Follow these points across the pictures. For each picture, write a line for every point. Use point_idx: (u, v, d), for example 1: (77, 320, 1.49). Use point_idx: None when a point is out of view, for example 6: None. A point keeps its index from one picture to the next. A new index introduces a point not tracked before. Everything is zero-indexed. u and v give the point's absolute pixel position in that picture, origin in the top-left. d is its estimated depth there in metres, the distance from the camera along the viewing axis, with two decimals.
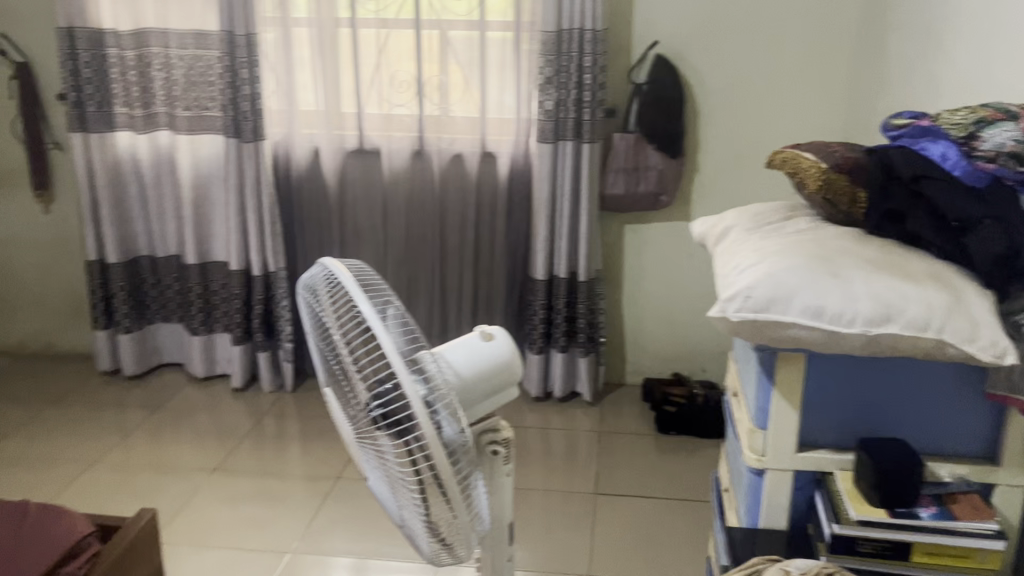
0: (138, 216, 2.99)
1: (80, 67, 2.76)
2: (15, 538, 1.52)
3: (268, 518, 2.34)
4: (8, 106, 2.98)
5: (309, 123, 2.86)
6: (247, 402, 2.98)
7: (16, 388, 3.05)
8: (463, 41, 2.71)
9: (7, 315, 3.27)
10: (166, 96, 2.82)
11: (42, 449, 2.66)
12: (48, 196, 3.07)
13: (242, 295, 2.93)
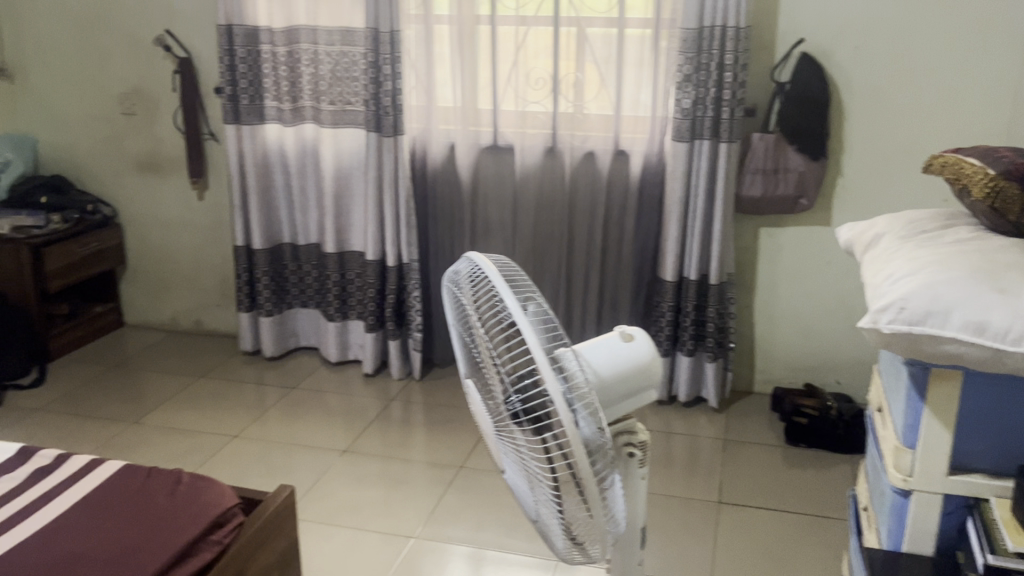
0: (283, 205, 3.13)
1: (236, 63, 2.92)
2: (170, 502, 1.63)
3: (393, 501, 2.41)
4: (171, 98, 3.18)
5: (446, 119, 2.92)
6: (377, 388, 3.08)
7: (168, 362, 3.25)
8: (601, 38, 2.70)
9: (162, 293, 3.50)
10: (313, 91, 2.94)
11: (189, 420, 2.83)
12: (203, 183, 3.26)
13: (376, 284, 3.03)
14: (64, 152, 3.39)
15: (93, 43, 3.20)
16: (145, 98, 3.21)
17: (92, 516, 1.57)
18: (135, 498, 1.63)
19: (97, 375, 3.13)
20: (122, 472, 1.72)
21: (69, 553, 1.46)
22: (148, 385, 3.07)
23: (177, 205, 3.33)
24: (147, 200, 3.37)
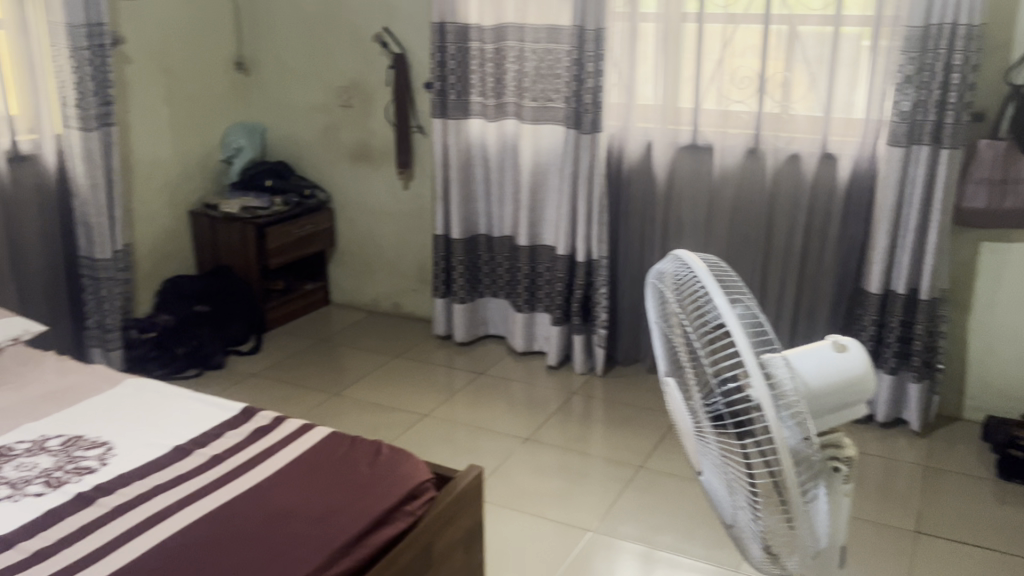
0: (481, 198, 3.24)
1: (447, 59, 3.05)
2: (370, 471, 1.74)
3: (571, 494, 2.45)
4: (384, 93, 3.38)
5: (645, 117, 2.90)
6: (560, 381, 3.13)
7: (366, 341, 3.46)
8: (814, 37, 2.59)
9: (365, 276, 3.73)
10: (517, 88, 3.02)
11: (384, 397, 3.00)
12: (408, 174, 3.44)
13: (565, 279, 3.07)
14: (287, 140, 3.68)
15: (319, 41, 3.45)
16: (362, 92, 3.43)
17: (302, 477, 1.70)
18: (339, 463, 1.75)
19: (305, 348, 3.39)
20: (329, 439, 1.85)
21: (281, 509, 1.59)
22: (348, 361, 3.28)
23: (383, 193, 3.53)
24: (357, 188, 3.59)
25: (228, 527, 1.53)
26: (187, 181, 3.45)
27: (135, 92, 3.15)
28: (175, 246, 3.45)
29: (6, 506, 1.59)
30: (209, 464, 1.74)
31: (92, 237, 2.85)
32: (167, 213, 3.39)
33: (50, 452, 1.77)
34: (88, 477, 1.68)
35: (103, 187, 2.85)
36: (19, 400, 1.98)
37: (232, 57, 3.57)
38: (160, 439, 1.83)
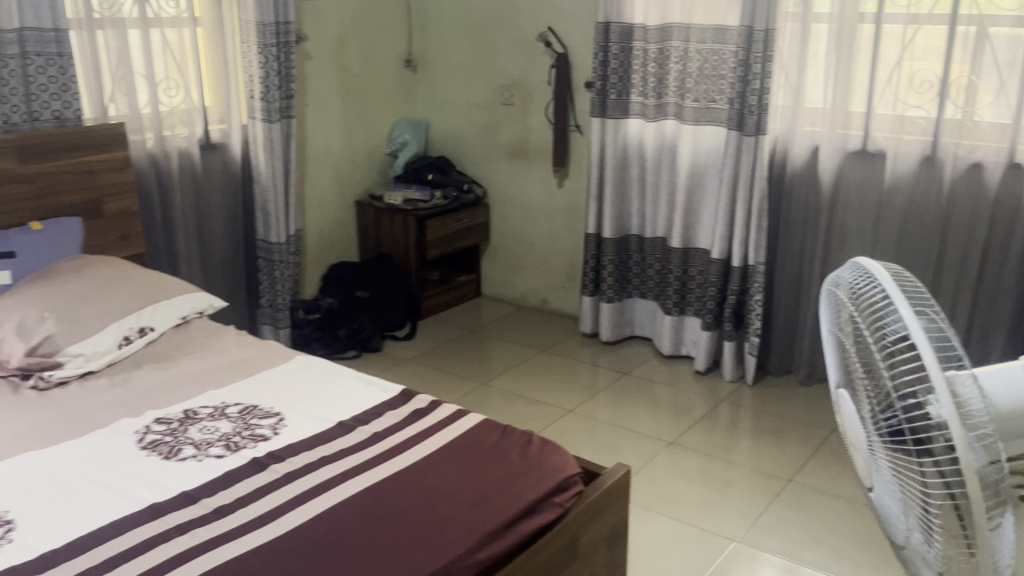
0: (635, 198, 3.23)
1: (610, 59, 3.06)
2: (521, 460, 1.77)
3: (715, 501, 2.41)
4: (545, 91, 3.43)
5: (813, 120, 2.80)
6: (707, 386, 3.07)
7: (514, 334, 3.53)
8: (1006, 40, 2.43)
9: (516, 270, 3.80)
10: (679, 88, 2.99)
11: (529, 389, 3.05)
12: (564, 172, 3.47)
13: (718, 283, 3.01)
14: (449, 136, 3.80)
15: (484, 39, 3.54)
16: (523, 90, 3.49)
17: (455, 462, 1.76)
18: (492, 451, 1.80)
19: (454, 338, 3.49)
20: (482, 426, 1.91)
21: (436, 489, 1.65)
22: (496, 353, 3.36)
23: (538, 190, 3.59)
24: (513, 185, 3.66)
25: (387, 502, 1.60)
26: (354, 173, 3.63)
27: (313, 87, 3.35)
28: (341, 233, 3.64)
29: (192, 464, 1.73)
30: (371, 440, 1.83)
31: (269, 221, 3.07)
32: (334, 203, 3.58)
33: (230, 418, 1.92)
34: (262, 444, 1.81)
35: (281, 175, 3.06)
36: (204, 369, 2.15)
37: (403, 55, 3.73)
38: (327, 414, 1.95)
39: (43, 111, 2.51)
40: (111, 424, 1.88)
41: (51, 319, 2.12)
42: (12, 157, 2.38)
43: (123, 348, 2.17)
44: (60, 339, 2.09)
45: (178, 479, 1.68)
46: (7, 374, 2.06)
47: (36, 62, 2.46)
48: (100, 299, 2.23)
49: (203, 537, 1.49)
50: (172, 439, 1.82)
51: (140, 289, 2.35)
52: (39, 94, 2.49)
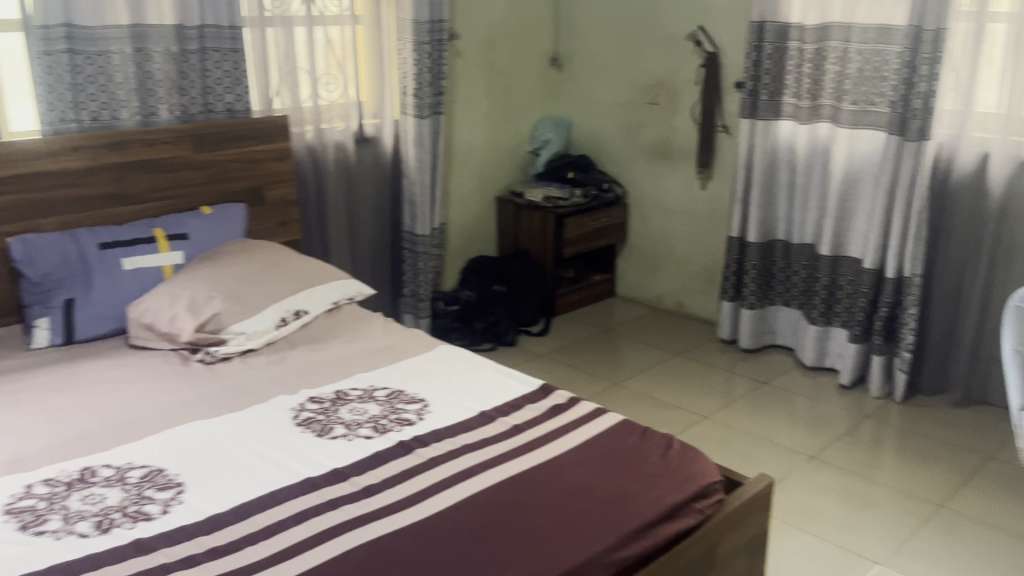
0: (783, 202, 3.13)
1: (763, 59, 2.98)
2: (660, 463, 1.75)
3: (859, 521, 2.31)
4: (692, 91, 3.37)
5: (984, 126, 2.64)
6: (851, 401, 2.95)
7: (648, 336, 3.50)
8: None
9: (653, 272, 3.76)
10: (836, 90, 2.88)
11: (663, 393, 3.02)
12: (708, 173, 3.41)
13: (869, 295, 2.88)
14: (591, 134, 3.81)
15: (632, 38, 3.52)
16: (670, 90, 3.45)
17: (595, 459, 1.76)
18: (632, 451, 1.79)
19: (588, 336, 3.49)
20: (621, 427, 1.90)
21: (576, 485, 1.66)
22: (629, 354, 3.34)
23: (679, 192, 3.54)
24: (654, 185, 3.63)
25: (527, 494, 1.62)
26: (496, 169, 3.69)
27: (462, 84, 3.44)
28: (481, 228, 3.71)
29: (343, 443, 1.81)
30: (512, 432, 1.86)
31: (416, 214, 3.18)
32: (476, 197, 3.65)
33: (378, 401, 1.99)
34: (408, 428, 1.87)
35: (428, 170, 3.16)
36: (353, 353, 2.24)
37: (548, 53, 3.76)
38: (469, 403, 1.99)
39: (217, 103, 2.68)
40: (268, 400, 1.98)
41: (218, 298, 2.26)
42: (188, 145, 2.58)
43: (280, 329, 2.30)
44: (225, 317, 2.22)
45: (330, 456, 1.75)
46: (177, 347, 2.22)
47: (213, 57, 2.63)
48: (261, 282, 2.36)
49: (354, 513, 1.55)
50: (324, 417, 1.91)
51: (297, 273, 2.47)
52: (214, 87, 2.66)
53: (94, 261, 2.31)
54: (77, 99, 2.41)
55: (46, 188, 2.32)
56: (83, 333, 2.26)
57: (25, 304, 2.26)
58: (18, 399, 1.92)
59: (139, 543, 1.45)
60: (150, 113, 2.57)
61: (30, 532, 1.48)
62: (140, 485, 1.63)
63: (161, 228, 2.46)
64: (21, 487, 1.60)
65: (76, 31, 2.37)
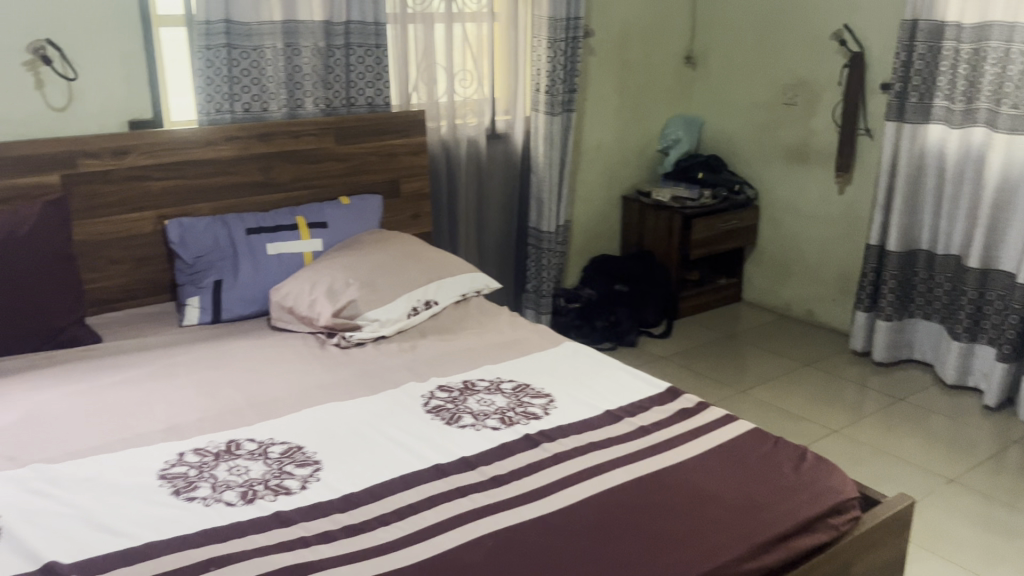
0: (928, 210, 2.98)
1: (914, 59, 2.85)
2: (793, 475, 1.70)
3: (1003, 551, 2.17)
4: (834, 92, 3.25)
5: None
6: (996, 424, 2.78)
7: (775, 344, 3.40)
8: None
9: (782, 278, 3.65)
10: (994, 92, 2.69)
11: (790, 403, 2.93)
12: (847, 177, 3.28)
13: (1021, 312, 2.70)
14: (722, 135, 3.73)
15: (772, 38, 3.43)
16: (809, 90, 3.34)
17: (725, 465, 1.72)
18: (764, 460, 1.74)
19: (712, 341, 3.43)
20: (752, 435, 1.85)
21: (705, 490, 1.63)
22: (754, 360, 3.26)
23: (814, 196, 3.42)
24: (788, 188, 3.52)
25: (654, 495, 1.60)
26: (624, 168, 3.68)
27: (593, 81, 3.44)
28: (605, 226, 3.71)
29: (471, 432, 1.84)
30: (638, 433, 1.84)
31: (542, 210, 3.22)
32: (602, 195, 3.65)
33: (504, 393, 2.01)
34: (534, 422, 1.88)
35: (557, 167, 3.20)
36: (480, 345, 2.28)
37: (683, 52, 3.70)
38: (594, 401, 1.99)
39: (359, 97, 2.78)
40: (399, 386, 2.04)
41: (355, 285, 2.34)
42: (331, 137, 2.68)
43: (411, 318, 2.36)
44: (361, 304, 2.30)
45: (459, 444, 1.78)
46: (315, 330, 2.31)
47: (357, 52, 2.72)
48: (394, 271, 2.43)
49: (482, 502, 1.57)
50: (453, 406, 1.94)
51: (428, 264, 2.53)
52: (357, 81, 2.76)
53: (241, 246, 2.44)
54: (232, 91, 2.54)
55: (202, 174, 2.48)
56: (229, 313, 2.39)
57: (179, 284, 2.42)
58: (170, 372, 2.05)
59: (280, 515, 1.51)
60: (297, 106, 2.69)
61: (181, 497, 1.55)
62: (281, 460, 1.70)
63: (303, 216, 2.57)
64: (173, 455, 1.70)
65: (234, 27, 2.49)
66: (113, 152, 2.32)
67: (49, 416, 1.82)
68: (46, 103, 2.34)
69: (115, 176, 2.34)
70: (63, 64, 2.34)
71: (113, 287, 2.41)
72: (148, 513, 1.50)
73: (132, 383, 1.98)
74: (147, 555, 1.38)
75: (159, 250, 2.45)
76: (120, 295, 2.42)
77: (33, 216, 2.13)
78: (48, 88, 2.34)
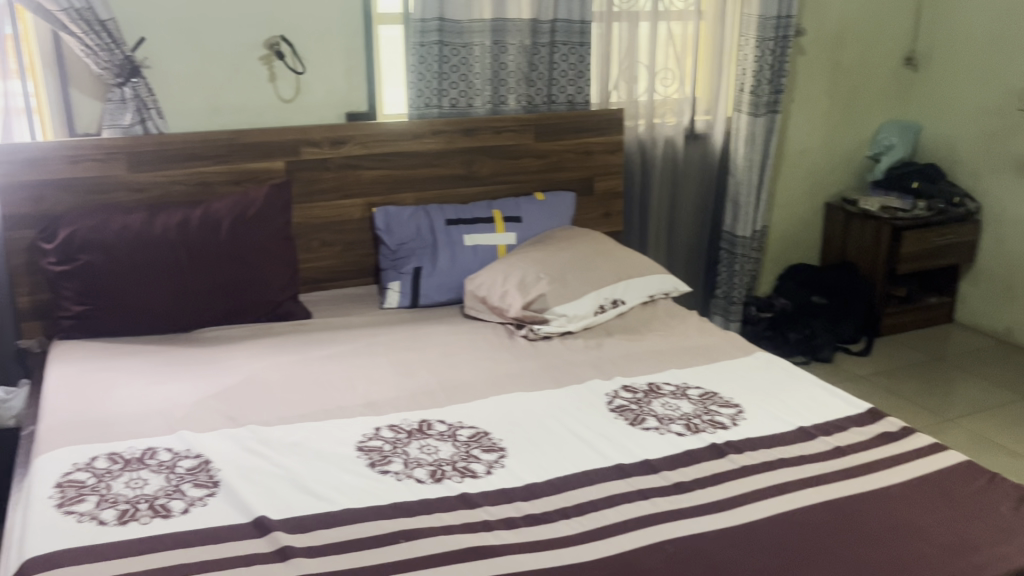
0: None
1: None
2: (1010, 516, 1.55)
3: None
4: None
5: None
6: None
7: (990, 372, 3.11)
8: None
9: (1005, 300, 3.34)
10: None
11: (1005, 437, 2.67)
12: None
13: None
14: (943, 141, 3.46)
15: (1010, 37, 3.13)
16: None
17: (930, 497, 1.59)
18: (976, 497, 1.60)
19: (918, 362, 3.19)
20: (964, 468, 1.70)
21: (904, 521, 1.52)
22: (963, 387, 3.00)
23: None
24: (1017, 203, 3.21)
25: (847, 519, 1.52)
26: (830, 174, 3.50)
27: (802, 84, 3.29)
28: (804, 234, 3.55)
29: (655, 435, 1.81)
30: (833, 453, 1.74)
31: (738, 214, 3.14)
32: (804, 202, 3.50)
33: (691, 400, 1.97)
34: (721, 431, 1.83)
35: (757, 170, 3.10)
36: (667, 348, 2.24)
37: (904, 52, 3.48)
38: (786, 416, 1.90)
39: (560, 95, 2.82)
40: (584, 382, 2.05)
41: (545, 280, 2.37)
42: (531, 134, 2.73)
43: (598, 316, 2.35)
44: (550, 298, 2.32)
45: (641, 446, 1.76)
46: (505, 321, 2.37)
47: (562, 50, 2.75)
48: (584, 268, 2.44)
49: (663, 507, 1.55)
50: (637, 407, 1.93)
51: (618, 263, 2.51)
52: (559, 79, 2.79)
53: (440, 235, 2.54)
54: (441, 88, 2.65)
55: (409, 165, 2.60)
56: (426, 299, 2.49)
57: (383, 268, 2.56)
58: (371, 350, 2.17)
59: (465, 496, 1.56)
60: (500, 102, 2.76)
61: (376, 469, 1.64)
62: (469, 444, 1.75)
63: (499, 210, 2.64)
64: (370, 429, 1.80)
65: (447, 24, 2.59)
66: (331, 143, 2.49)
67: (264, 381, 1.98)
68: (277, 95, 2.55)
69: (332, 165, 2.51)
70: (294, 59, 2.54)
71: (324, 267, 2.58)
72: (345, 481, 1.59)
73: (337, 357, 2.11)
74: (345, 521, 1.47)
75: (366, 236, 2.60)
76: (330, 275, 2.60)
77: (260, 198, 2.32)
78: (279, 82, 2.54)
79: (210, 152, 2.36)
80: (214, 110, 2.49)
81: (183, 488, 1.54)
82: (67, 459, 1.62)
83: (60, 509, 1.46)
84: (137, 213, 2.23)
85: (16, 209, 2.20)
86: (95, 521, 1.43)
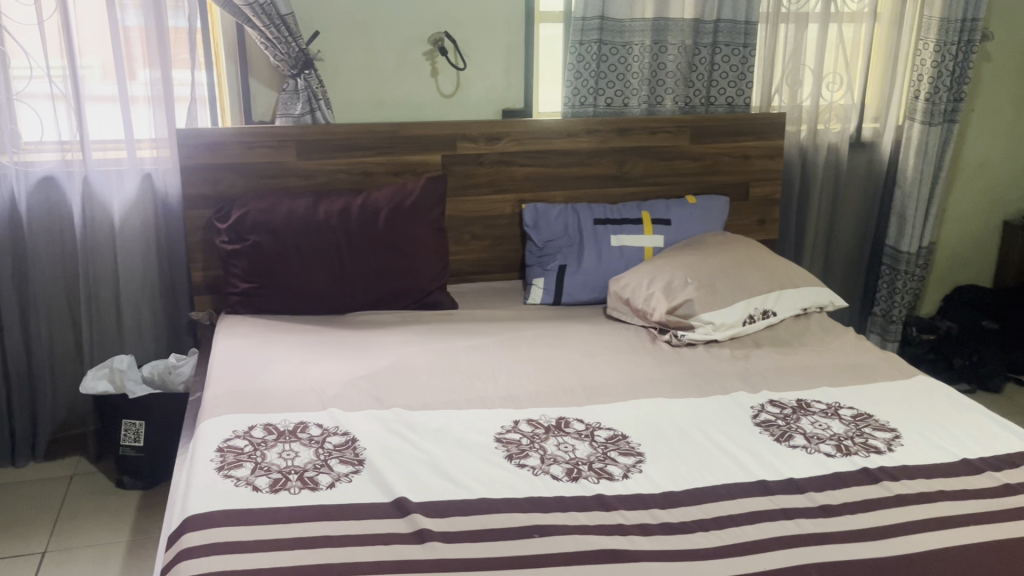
0: None
1: None
2: None
3: None
4: None
5: None
6: None
7: None
8: None
9: None
10: None
11: None
12: None
13: None
14: None
15: None
16: None
17: None
18: None
19: None
20: None
21: None
22: None
23: None
24: None
25: (1013, 563, 1.39)
26: (1010, 190, 3.24)
27: (985, 92, 3.07)
28: (976, 253, 3.31)
29: (802, 454, 1.73)
30: (1002, 491, 1.61)
31: (904, 228, 2.96)
32: (978, 219, 3.25)
33: (843, 420, 1.87)
34: (874, 456, 1.72)
35: (927, 182, 2.92)
36: (820, 364, 2.14)
37: None
38: (949, 446, 1.77)
39: (719, 96, 2.74)
40: (729, 393, 1.99)
41: (693, 285, 2.31)
42: (686, 136, 2.68)
43: (746, 326, 2.27)
44: (696, 305, 2.25)
45: (787, 464, 1.69)
46: (648, 325, 2.33)
47: (724, 51, 2.68)
48: (735, 276, 2.36)
49: (809, 529, 1.48)
50: (784, 424, 1.85)
51: (771, 272, 2.42)
52: (719, 80, 2.72)
53: (587, 234, 2.53)
54: (598, 87, 2.64)
55: (561, 163, 2.61)
56: (569, 297, 2.49)
57: (529, 264, 2.58)
58: (514, 344, 2.19)
59: (601, 498, 1.55)
60: (656, 102, 2.73)
61: (513, 462, 1.65)
62: (607, 445, 1.73)
63: (648, 211, 2.60)
64: (509, 422, 1.81)
65: (607, 23, 2.57)
66: (487, 138, 2.53)
67: (411, 367, 2.04)
68: (438, 90, 2.61)
69: (486, 160, 2.55)
70: (456, 55, 2.59)
71: (473, 259, 2.63)
72: (483, 471, 1.61)
73: (481, 349, 2.15)
74: (480, 510, 1.49)
75: (515, 231, 2.63)
76: (478, 268, 2.64)
77: (416, 190, 2.39)
78: (441, 77, 2.60)
79: (372, 143, 2.45)
80: (378, 104, 2.58)
81: (330, 463, 1.60)
82: (228, 426, 1.72)
83: (220, 472, 1.55)
84: (303, 198, 2.35)
85: (196, 190, 2.37)
86: (250, 487, 1.51)
